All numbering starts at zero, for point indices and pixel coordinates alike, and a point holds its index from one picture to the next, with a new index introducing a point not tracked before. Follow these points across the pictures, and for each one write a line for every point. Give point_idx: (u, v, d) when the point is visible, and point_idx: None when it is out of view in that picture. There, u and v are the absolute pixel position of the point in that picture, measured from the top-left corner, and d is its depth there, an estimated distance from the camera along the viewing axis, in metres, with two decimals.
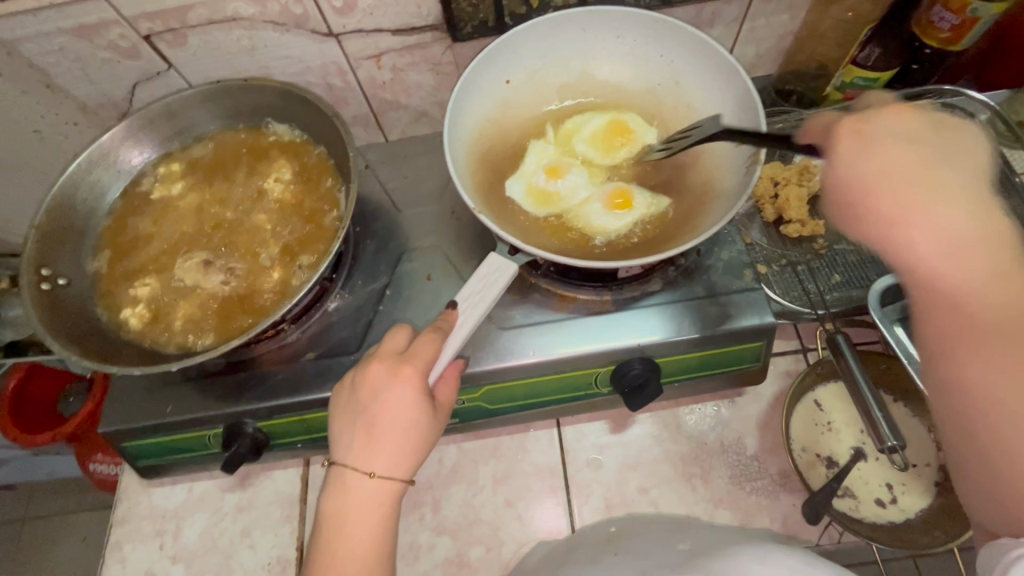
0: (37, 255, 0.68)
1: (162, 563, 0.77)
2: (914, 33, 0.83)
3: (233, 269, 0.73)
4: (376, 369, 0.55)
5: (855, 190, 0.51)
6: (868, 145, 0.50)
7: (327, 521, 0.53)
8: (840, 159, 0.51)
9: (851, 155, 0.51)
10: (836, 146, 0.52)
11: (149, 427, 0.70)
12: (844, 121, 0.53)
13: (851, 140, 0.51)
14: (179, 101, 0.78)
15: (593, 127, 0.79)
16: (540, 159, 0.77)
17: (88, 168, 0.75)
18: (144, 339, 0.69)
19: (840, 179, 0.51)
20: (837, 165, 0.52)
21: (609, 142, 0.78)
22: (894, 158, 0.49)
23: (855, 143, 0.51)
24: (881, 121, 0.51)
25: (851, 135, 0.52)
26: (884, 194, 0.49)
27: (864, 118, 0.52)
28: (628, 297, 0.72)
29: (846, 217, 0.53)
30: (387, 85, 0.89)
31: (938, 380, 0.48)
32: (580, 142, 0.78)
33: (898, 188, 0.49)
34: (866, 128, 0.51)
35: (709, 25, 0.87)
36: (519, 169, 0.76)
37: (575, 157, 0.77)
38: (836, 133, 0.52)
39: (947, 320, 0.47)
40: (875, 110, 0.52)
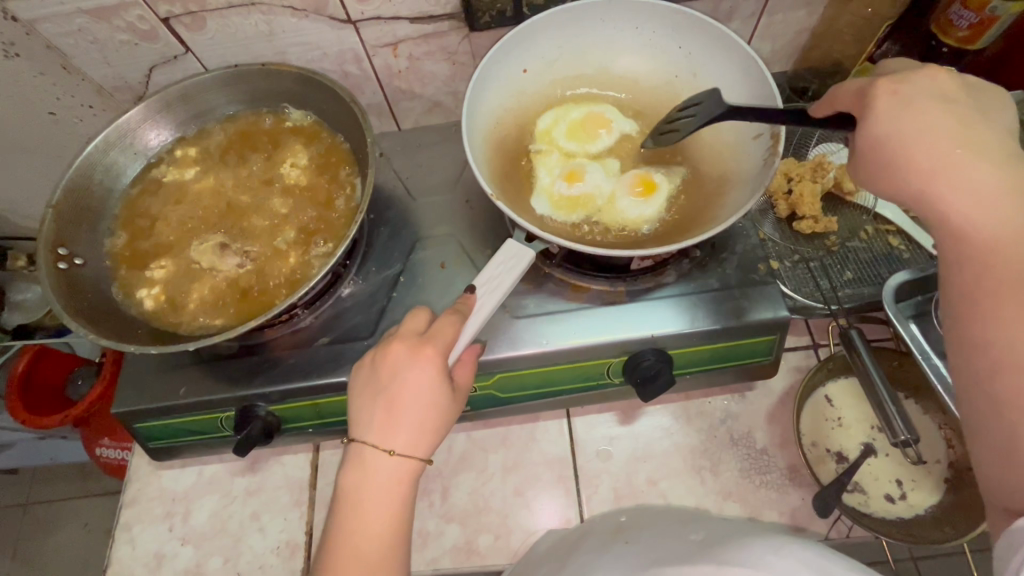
0: (55, 235, 0.68)
1: (172, 544, 0.78)
2: (932, 33, 0.83)
3: (249, 252, 0.73)
4: (397, 349, 0.56)
5: (892, 147, 0.53)
6: (905, 103, 0.53)
7: (345, 497, 0.53)
8: (876, 117, 0.54)
9: (889, 114, 0.53)
10: (873, 104, 0.54)
11: (162, 408, 0.70)
12: (880, 81, 0.55)
13: (891, 98, 0.53)
14: (197, 84, 0.78)
15: (579, 122, 0.79)
16: (552, 170, 0.75)
17: (105, 149, 0.75)
18: (160, 320, 0.69)
19: (876, 135, 0.53)
20: (872, 124, 0.54)
21: (592, 135, 0.78)
22: (936, 116, 0.52)
23: (893, 102, 0.53)
24: (916, 82, 0.54)
25: (889, 93, 0.54)
26: (918, 148, 0.51)
27: (900, 79, 0.54)
28: (642, 288, 0.72)
29: (878, 176, 0.55)
30: (403, 74, 0.89)
31: (957, 332, 0.50)
32: (566, 138, 0.78)
33: (934, 142, 0.51)
34: (903, 89, 0.54)
35: (727, 19, 0.87)
36: (540, 187, 0.74)
37: (577, 156, 0.77)
38: (874, 92, 0.55)
39: (974, 269, 0.49)
40: (912, 73, 0.55)
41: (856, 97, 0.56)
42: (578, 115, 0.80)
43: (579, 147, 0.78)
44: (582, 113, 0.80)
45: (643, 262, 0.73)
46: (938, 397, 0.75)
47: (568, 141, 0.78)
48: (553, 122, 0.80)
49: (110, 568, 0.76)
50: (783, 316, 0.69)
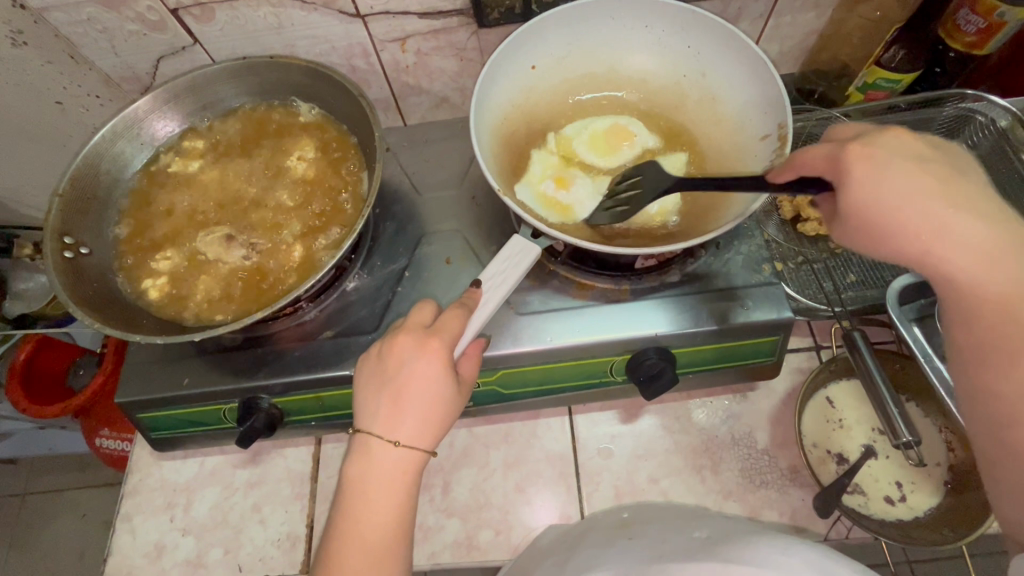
0: (61, 223, 0.68)
1: (172, 535, 0.78)
2: (939, 38, 0.84)
3: (255, 245, 0.73)
4: (404, 341, 0.57)
5: (878, 217, 0.50)
6: (879, 168, 0.50)
7: (349, 488, 0.53)
8: (855, 187, 0.51)
9: (869, 181, 0.50)
10: (848, 172, 0.51)
11: (165, 398, 0.70)
12: (849, 146, 0.52)
13: (864, 162, 0.51)
14: (206, 76, 0.78)
15: (597, 131, 0.79)
16: (546, 169, 0.76)
17: (111, 139, 0.75)
18: (165, 311, 0.69)
19: (858, 207, 0.51)
20: (854, 193, 0.51)
21: (611, 144, 0.78)
22: (916, 178, 0.50)
23: (868, 168, 0.51)
24: (886, 143, 0.52)
25: (862, 157, 0.51)
26: (905, 214, 0.49)
27: (867, 141, 0.52)
28: (646, 287, 0.73)
29: (863, 240, 0.52)
30: (410, 69, 0.89)
31: (972, 391, 0.49)
32: (582, 147, 0.78)
33: (920, 207, 0.49)
34: (874, 151, 0.51)
35: (735, 21, 0.87)
36: (525, 176, 0.75)
37: (578, 164, 0.77)
38: (843, 158, 0.52)
39: (976, 335, 0.48)
40: (876, 132, 0.53)
41: (829, 161, 0.53)
42: (602, 125, 0.79)
43: (591, 157, 0.77)
44: (606, 123, 0.80)
45: (646, 261, 0.72)
46: (939, 400, 0.75)
47: (580, 149, 0.78)
48: (574, 130, 0.79)
49: (111, 558, 0.76)
50: (787, 317, 0.69)
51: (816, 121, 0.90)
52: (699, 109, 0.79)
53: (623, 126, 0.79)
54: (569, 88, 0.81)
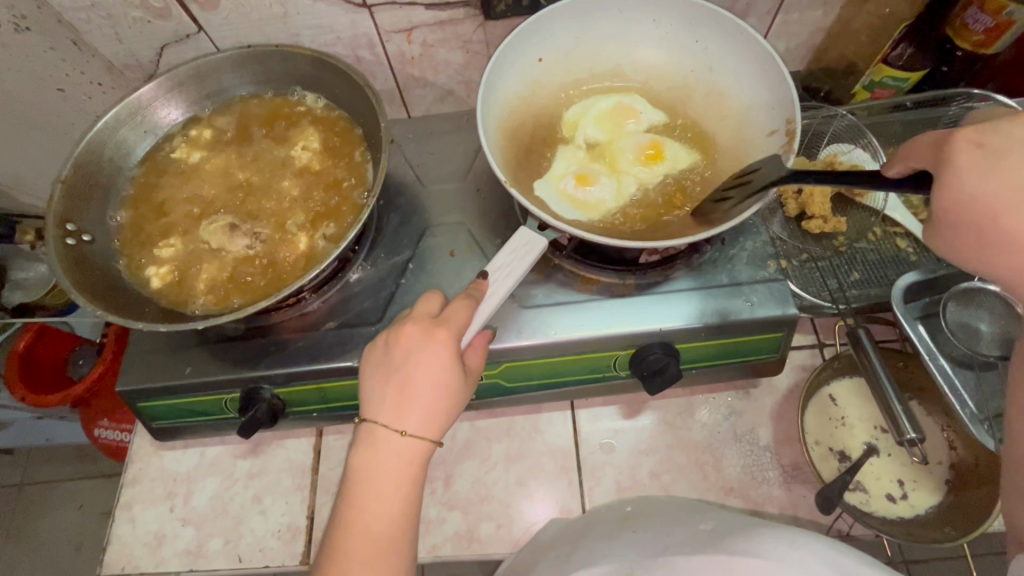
0: (64, 210, 0.67)
1: (172, 525, 0.77)
2: (946, 36, 0.83)
3: (259, 234, 0.73)
4: (411, 331, 0.56)
5: (973, 206, 0.48)
6: (997, 162, 0.47)
7: (354, 477, 0.53)
8: (956, 175, 0.48)
9: (975, 171, 0.47)
10: (957, 161, 0.48)
11: (166, 387, 0.70)
12: (962, 132, 0.49)
13: (976, 154, 0.48)
14: (210, 63, 0.77)
15: (605, 108, 0.78)
16: (569, 164, 0.75)
17: (115, 126, 0.74)
18: (167, 299, 0.69)
19: (954, 193, 0.48)
20: (959, 179, 0.48)
21: (618, 122, 0.78)
22: (1021, 175, 0.46)
23: (985, 158, 0.47)
24: (1008, 132, 0.48)
25: (974, 147, 0.48)
26: (1011, 220, 0.46)
27: (987, 130, 0.48)
28: (650, 282, 0.72)
29: (959, 238, 0.50)
30: (416, 61, 0.89)
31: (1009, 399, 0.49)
32: (590, 127, 0.78)
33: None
34: (990, 142, 0.48)
35: (743, 17, 0.87)
36: (549, 175, 0.74)
37: (596, 145, 0.77)
38: (954, 146, 0.49)
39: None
40: (1005, 120, 0.48)
41: (935, 147, 0.50)
42: (606, 103, 0.79)
43: (602, 135, 0.77)
44: (609, 103, 0.79)
45: (650, 256, 0.74)
46: (941, 399, 0.75)
47: (592, 131, 0.78)
48: (580, 108, 0.79)
49: (110, 547, 0.76)
50: (791, 313, 0.69)
51: (821, 119, 0.90)
52: (705, 105, 0.78)
53: (628, 104, 0.79)
54: (576, 81, 0.81)
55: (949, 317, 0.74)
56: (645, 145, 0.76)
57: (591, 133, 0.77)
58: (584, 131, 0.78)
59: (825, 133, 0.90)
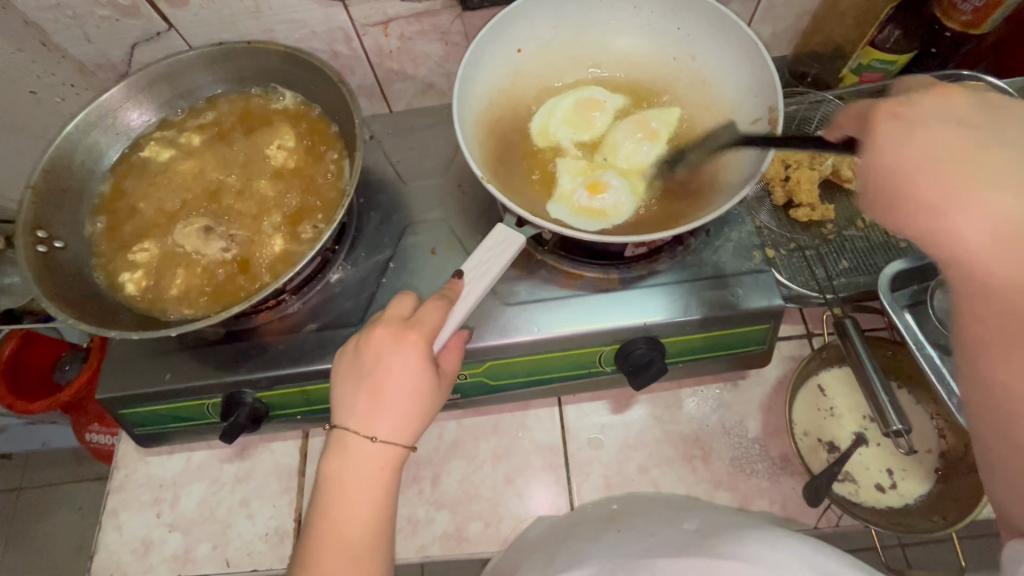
0: (34, 216, 0.66)
1: (160, 531, 0.77)
2: (934, 16, 0.81)
3: (234, 236, 0.72)
4: (381, 334, 0.55)
5: (887, 174, 0.47)
6: (911, 129, 0.47)
7: (326, 485, 0.52)
8: (869, 144, 0.48)
9: (890, 141, 0.47)
10: (874, 133, 0.48)
11: (147, 394, 0.69)
12: (883, 104, 0.49)
13: (892, 124, 0.48)
14: (181, 62, 0.75)
15: (569, 108, 0.76)
16: (574, 177, 0.72)
17: (85, 129, 0.73)
18: (143, 304, 0.68)
19: (875, 163, 0.48)
20: (873, 148, 0.48)
21: (587, 119, 0.76)
22: (939, 140, 0.45)
23: (896, 128, 0.47)
24: (925, 104, 0.47)
25: (891, 120, 0.48)
26: (918, 186, 0.45)
27: (905, 102, 0.48)
28: (634, 276, 0.71)
29: (879, 211, 0.49)
30: (394, 54, 0.87)
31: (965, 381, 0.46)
32: (562, 133, 0.75)
33: (939, 174, 0.44)
34: (904, 112, 0.47)
35: (726, 1, 0.85)
36: (558, 195, 0.71)
37: (578, 148, 0.75)
38: (874, 116, 0.49)
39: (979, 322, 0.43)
40: (918, 93, 0.48)
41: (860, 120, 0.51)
42: (567, 104, 0.77)
43: (581, 136, 0.75)
44: (569, 102, 0.77)
45: (636, 249, 0.71)
46: (931, 387, 0.75)
47: (566, 136, 0.75)
48: (546, 116, 0.77)
49: (97, 555, 0.76)
50: (777, 304, 0.68)
51: (808, 105, 0.89)
52: (691, 93, 0.77)
53: (589, 96, 0.77)
54: (555, 73, 0.79)
55: (936, 306, 0.73)
56: (629, 127, 0.74)
57: (569, 138, 0.75)
58: (559, 141, 0.75)
59: (813, 118, 0.89)
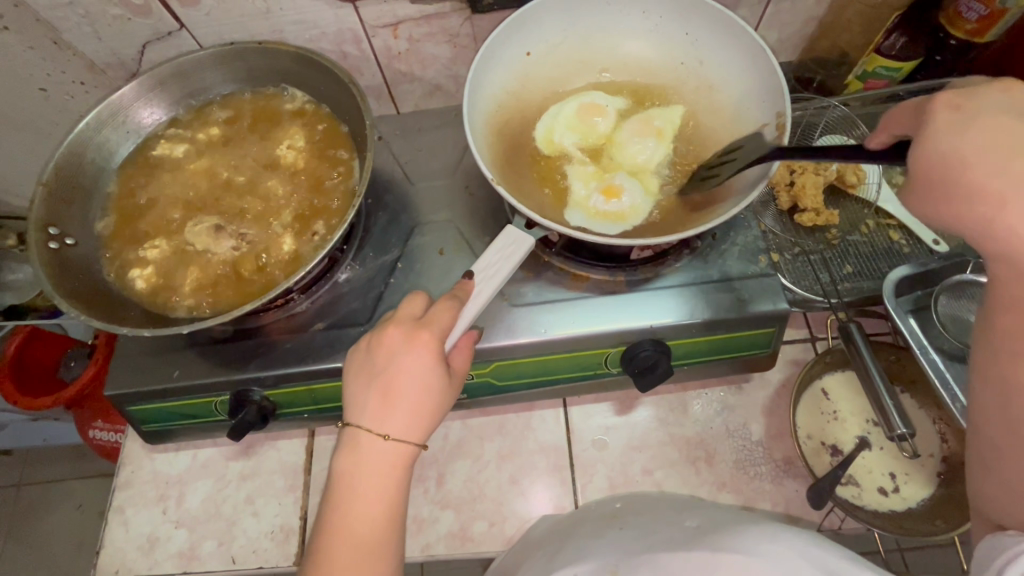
0: (45, 213, 0.66)
1: (165, 527, 0.77)
2: (939, 25, 0.82)
3: (244, 234, 0.72)
4: (393, 333, 0.56)
5: (940, 162, 0.48)
6: (966, 121, 0.47)
7: (338, 482, 0.53)
8: (931, 132, 0.49)
9: (948, 128, 0.48)
10: (932, 120, 0.49)
11: (155, 391, 0.69)
12: (943, 95, 0.50)
13: (954, 116, 0.48)
14: (192, 61, 0.76)
15: (572, 113, 0.76)
16: (587, 183, 0.72)
17: (97, 127, 0.73)
18: (153, 301, 0.68)
19: (935, 150, 0.48)
20: (935, 136, 0.48)
21: (590, 124, 0.76)
22: (1002, 130, 0.46)
23: (953, 117, 0.48)
24: (984, 98, 0.49)
25: (950, 109, 0.49)
26: (976, 173, 0.45)
27: (964, 94, 0.50)
28: (641, 279, 0.72)
29: (929, 200, 0.49)
30: (403, 56, 0.87)
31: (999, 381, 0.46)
32: (566, 140, 0.75)
33: (997, 164, 0.45)
34: (966, 104, 0.48)
35: (733, 7, 0.85)
36: (574, 202, 0.71)
37: (584, 154, 0.75)
38: (931, 108, 0.50)
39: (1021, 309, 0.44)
40: (979, 87, 0.50)
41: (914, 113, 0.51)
42: (570, 110, 0.76)
43: (586, 141, 0.75)
44: (572, 108, 0.77)
45: (642, 250, 0.74)
46: (934, 391, 0.75)
47: (570, 142, 0.75)
48: (551, 121, 0.76)
49: (102, 551, 0.76)
50: (783, 308, 0.68)
51: (813, 110, 0.90)
52: (698, 98, 0.77)
53: (590, 101, 0.77)
54: (563, 77, 0.80)
55: (940, 311, 0.74)
56: (632, 130, 0.75)
57: (573, 144, 0.75)
58: (564, 147, 0.75)
59: (818, 124, 0.90)
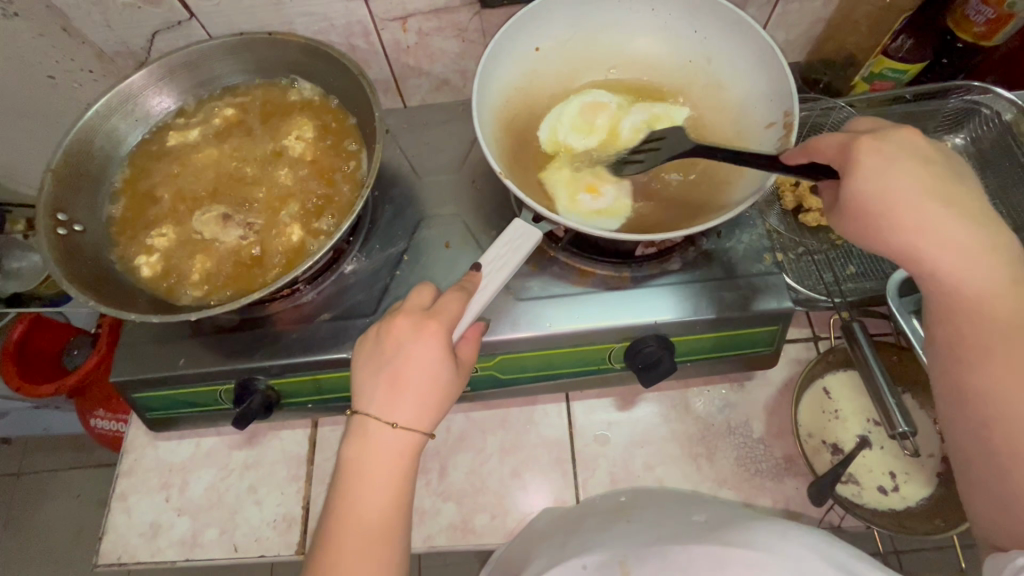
0: (54, 199, 0.66)
1: (168, 515, 0.78)
2: (947, 28, 0.82)
3: (252, 224, 0.72)
4: (402, 323, 0.56)
5: (869, 201, 0.54)
6: (889, 163, 0.54)
7: (346, 469, 0.53)
8: (855, 173, 0.55)
9: (876, 170, 0.54)
10: (859, 162, 0.55)
11: (161, 378, 0.70)
12: (861, 136, 0.55)
13: (875, 157, 0.54)
14: (202, 51, 0.76)
15: (575, 112, 0.77)
16: (569, 183, 0.72)
17: (106, 114, 0.73)
18: (160, 289, 0.68)
19: (860, 191, 0.55)
20: (852, 177, 0.55)
21: (592, 123, 0.76)
22: (906, 178, 0.54)
23: (878, 160, 0.54)
24: (895, 139, 0.55)
25: (872, 151, 0.55)
26: (898, 217, 0.54)
27: (877, 136, 0.56)
28: (646, 274, 0.72)
29: (855, 226, 0.57)
30: (411, 49, 0.87)
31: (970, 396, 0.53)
32: (570, 140, 0.75)
33: (918, 207, 0.53)
34: (883, 146, 0.55)
35: (742, 5, 0.86)
36: (563, 202, 0.70)
37: (587, 151, 0.74)
38: (854, 147, 0.55)
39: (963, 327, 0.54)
40: (888, 128, 0.56)
41: (839, 149, 0.56)
42: (572, 111, 0.77)
43: (586, 140, 0.75)
44: (573, 109, 0.77)
45: (646, 248, 0.73)
46: (935, 392, 0.76)
47: (575, 141, 0.75)
48: (554, 122, 0.77)
49: (105, 537, 0.76)
50: (787, 307, 0.68)
51: (819, 111, 0.90)
52: (706, 96, 0.78)
53: (593, 100, 0.78)
54: (571, 73, 0.80)
55: None
56: (636, 123, 0.76)
57: (574, 143, 0.75)
58: (568, 146, 0.75)
59: (824, 125, 0.90)
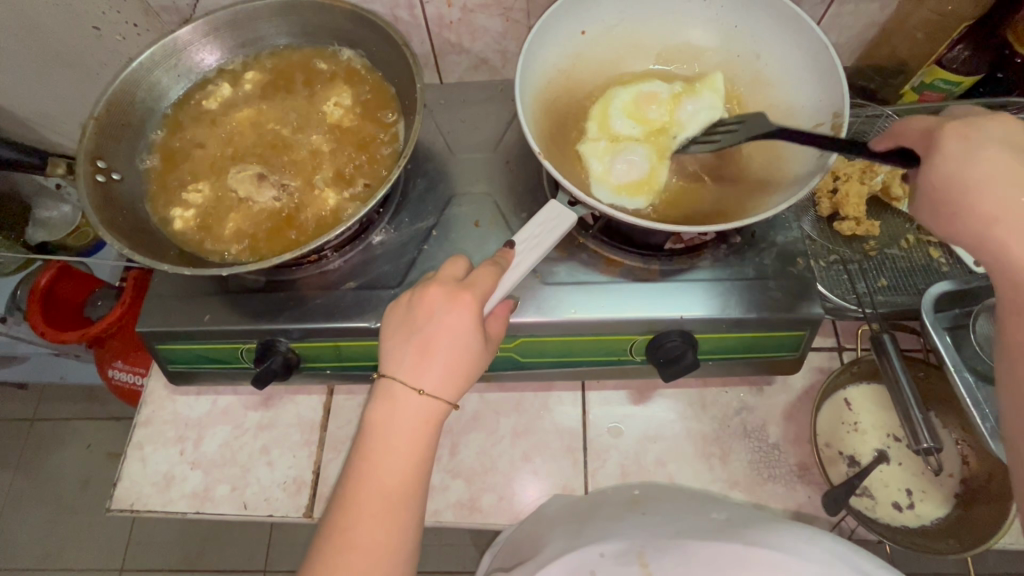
0: (94, 147, 0.67)
1: (182, 467, 0.79)
2: (1007, 40, 0.78)
3: (287, 186, 0.72)
4: (434, 292, 0.56)
5: (932, 185, 0.55)
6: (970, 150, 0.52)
7: (370, 431, 0.53)
8: (937, 158, 0.54)
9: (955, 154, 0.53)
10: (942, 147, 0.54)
11: (186, 332, 0.71)
12: (949, 123, 0.55)
13: (983, 145, 0.52)
14: (249, 11, 0.76)
15: (628, 98, 0.74)
16: (603, 157, 0.71)
17: (150, 67, 0.74)
18: (189, 243, 0.69)
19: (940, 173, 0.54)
20: (937, 161, 0.54)
21: (643, 112, 0.73)
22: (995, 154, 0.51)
23: (960, 147, 0.53)
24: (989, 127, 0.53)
25: (957, 137, 0.54)
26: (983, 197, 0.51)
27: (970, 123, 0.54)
28: (675, 268, 0.71)
29: (932, 217, 0.57)
30: (454, 25, 0.87)
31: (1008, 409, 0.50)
32: (619, 125, 0.73)
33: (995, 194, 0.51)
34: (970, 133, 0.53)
35: (798, 2, 0.83)
36: (595, 177, 0.70)
37: (630, 139, 0.72)
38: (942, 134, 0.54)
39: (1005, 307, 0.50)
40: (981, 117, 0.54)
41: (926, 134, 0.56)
42: (625, 94, 0.75)
43: (631, 125, 0.73)
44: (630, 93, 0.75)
45: (676, 243, 0.72)
46: (959, 412, 0.74)
47: (623, 127, 0.73)
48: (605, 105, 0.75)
49: (120, 483, 0.78)
50: (816, 312, 0.67)
51: (865, 118, 0.88)
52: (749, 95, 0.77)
53: (650, 90, 0.75)
54: (615, 59, 0.79)
55: (976, 330, 0.74)
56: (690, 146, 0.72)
57: (618, 127, 0.73)
58: (611, 128, 0.73)
59: (867, 134, 0.88)
